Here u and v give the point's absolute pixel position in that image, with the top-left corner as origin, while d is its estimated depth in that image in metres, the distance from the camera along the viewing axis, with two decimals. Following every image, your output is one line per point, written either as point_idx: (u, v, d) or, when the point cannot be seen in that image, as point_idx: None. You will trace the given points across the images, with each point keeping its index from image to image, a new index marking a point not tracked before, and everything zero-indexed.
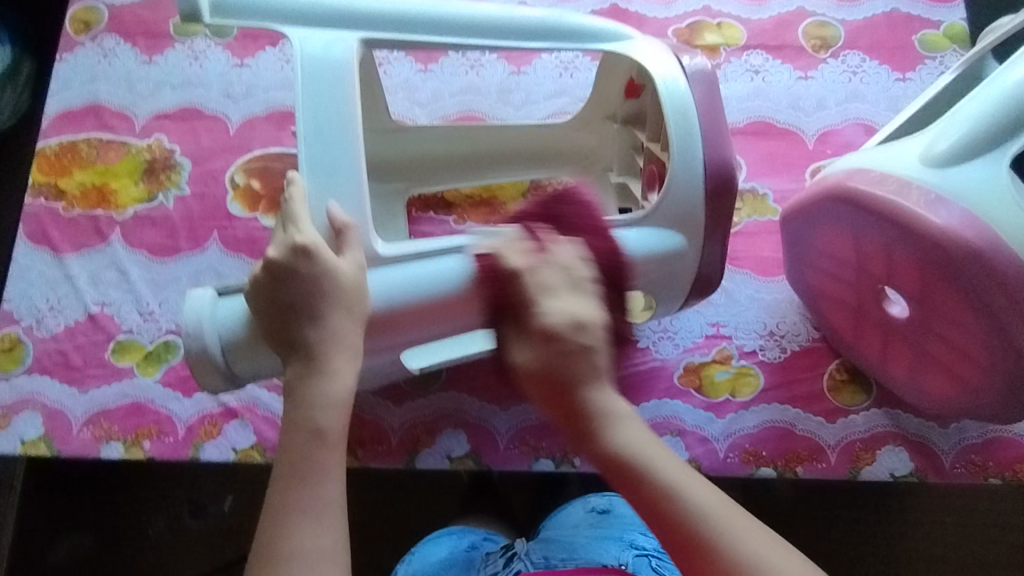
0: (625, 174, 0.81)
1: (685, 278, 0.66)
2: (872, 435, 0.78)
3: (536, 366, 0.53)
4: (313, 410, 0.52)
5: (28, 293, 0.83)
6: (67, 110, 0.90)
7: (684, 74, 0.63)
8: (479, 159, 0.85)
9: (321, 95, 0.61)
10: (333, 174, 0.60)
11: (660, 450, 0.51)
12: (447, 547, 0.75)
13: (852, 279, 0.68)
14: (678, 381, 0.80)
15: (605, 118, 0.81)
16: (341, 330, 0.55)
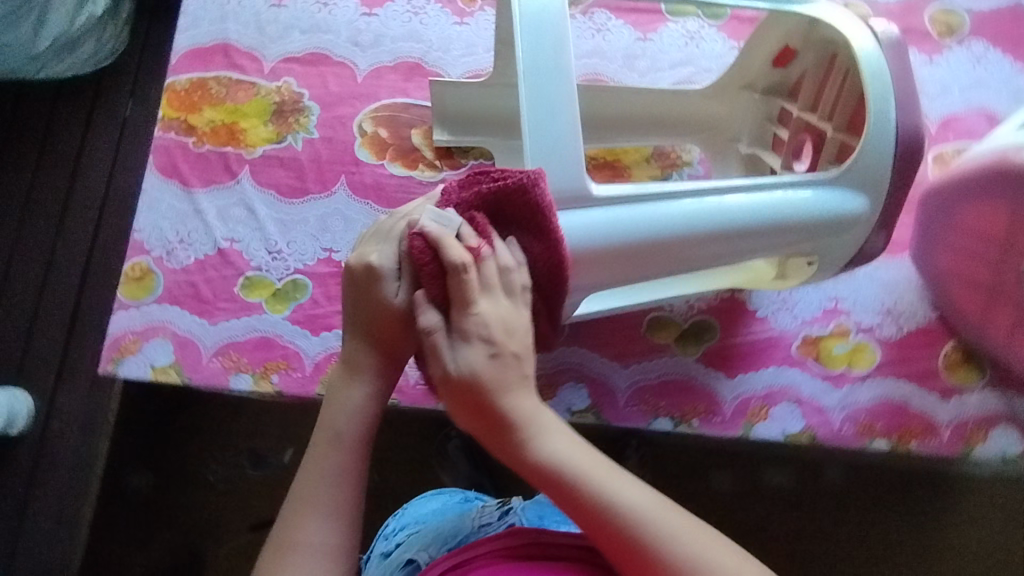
0: (755, 145, 0.83)
1: (848, 248, 0.68)
2: (986, 415, 0.79)
3: (455, 376, 0.53)
4: (338, 417, 0.56)
5: (159, 224, 0.84)
6: (196, 47, 0.90)
7: (880, 45, 0.66)
8: (611, 122, 0.84)
9: (536, 39, 0.60)
10: (549, 115, 0.59)
11: (595, 460, 0.52)
12: (441, 501, 0.78)
13: (995, 258, 0.73)
14: (796, 351, 0.81)
15: (742, 87, 0.82)
16: (353, 341, 0.58)
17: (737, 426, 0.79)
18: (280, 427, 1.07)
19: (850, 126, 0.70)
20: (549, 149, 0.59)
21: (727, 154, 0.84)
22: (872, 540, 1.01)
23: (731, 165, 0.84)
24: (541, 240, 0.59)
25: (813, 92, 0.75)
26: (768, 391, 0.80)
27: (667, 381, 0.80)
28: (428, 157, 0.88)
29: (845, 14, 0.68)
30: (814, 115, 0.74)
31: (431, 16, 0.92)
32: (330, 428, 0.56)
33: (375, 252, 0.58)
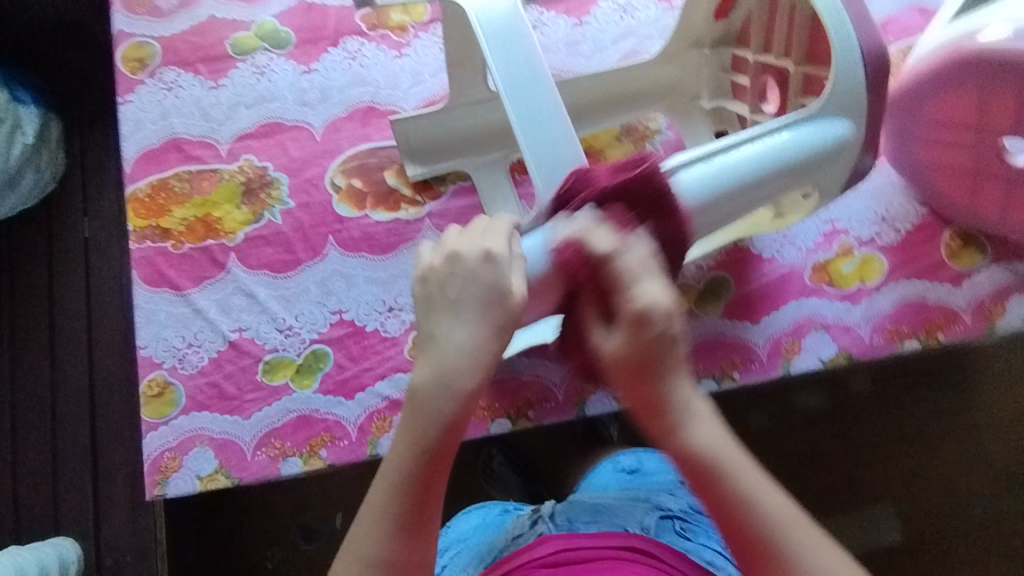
0: (717, 98, 0.83)
1: (844, 171, 0.70)
2: (999, 289, 0.82)
3: (625, 351, 0.54)
4: (428, 401, 0.50)
5: (163, 335, 0.83)
6: (146, 150, 0.89)
7: None
8: (574, 110, 0.85)
9: (509, 51, 0.63)
10: (538, 118, 0.62)
11: (739, 455, 0.51)
12: (478, 516, 0.79)
13: (973, 141, 0.73)
14: (810, 280, 0.83)
15: (690, 46, 0.82)
16: (464, 335, 0.52)
17: (775, 367, 0.81)
18: (324, 494, 1.05)
19: (809, 57, 0.73)
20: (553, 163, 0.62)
21: (691, 113, 0.86)
22: (910, 437, 1.04)
23: (697, 122, 0.86)
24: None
25: (763, 32, 0.76)
26: (795, 325, 0.82)
27: (700, 343, 0.82)
28: (408, 194, 0.87)
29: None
30: (770, 55, 0.76)
31: (370, 56, 0.92)
32: (416, 434, 0.50)
33: (486, 243, 0.55)
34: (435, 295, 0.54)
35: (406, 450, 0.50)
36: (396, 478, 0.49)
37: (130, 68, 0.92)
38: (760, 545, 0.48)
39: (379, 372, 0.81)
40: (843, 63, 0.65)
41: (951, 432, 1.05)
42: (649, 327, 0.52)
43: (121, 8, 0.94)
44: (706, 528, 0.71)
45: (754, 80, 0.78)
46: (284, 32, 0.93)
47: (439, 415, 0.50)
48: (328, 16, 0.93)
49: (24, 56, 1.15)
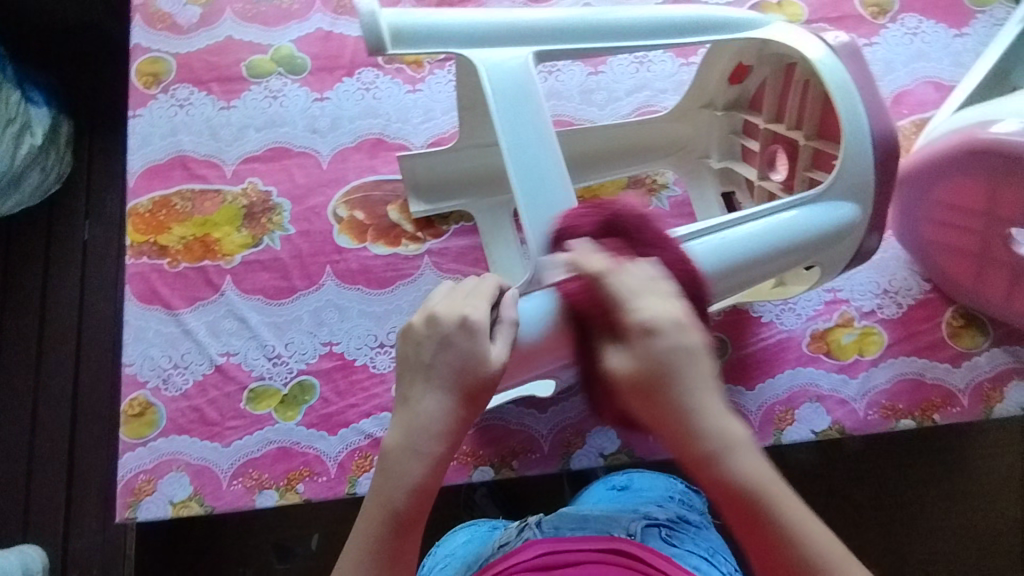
0: (726, 159, 0.84)
1: (849, 246, 0.69)
2: (998, 373, 0.81)
3: (632, 373, 0.52)
4: (395, 473, 0.52)
5: (149, 353, 0.82)
6: (152, 165, 0.89)
7: (834, 51, 0.67)
8: (585, 159, 0.85)
9: (513, 111, 0.62)
10: (540, 180, 0.61)
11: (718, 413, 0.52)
12: (465, 534, 0.79)
13: (979, 225, 0.72)
14: (807, 349, 0.82)
15: (702, 105, 0.84)
16: (435, 404, 0.53)
17: (768, 435, 0.80)
18: (299, 516, 1.02)
19: (820, 132, 0.73)
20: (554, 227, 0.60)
21: (700, 171, 0.86)
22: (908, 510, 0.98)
23: (705, 183, 0.86)
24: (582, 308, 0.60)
25: (775, 102, 0.76)
26: (789, 393, 0.81)
27: None
28: (409, 230, 0.87)
29: (794, 29, 0.69)
30: (781, 125, 0.76)
31: (383, 89, 0.92)
32: (387, 498, 0.52)
33: (465, 308, 0.55)
34: (414, 360, 0.54)
35: (377, 509, 0.51)
36: (365, 541, 0.51)
37: (144, 82, 0.92)
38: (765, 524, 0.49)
39: (364, 409, 0.80)
40: (850, 141, 0.65)
41: (953, 507, 0.97)
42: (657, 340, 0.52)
43: (142, 23, 0.94)
44: (692, 536, 0.70)
45: (764, 147, 0.78)
46: (300, 58, 0.93)
47: (410, 482, 0.52)
48: (345, 46, 0.94)
49: (41, 56, 1.15)
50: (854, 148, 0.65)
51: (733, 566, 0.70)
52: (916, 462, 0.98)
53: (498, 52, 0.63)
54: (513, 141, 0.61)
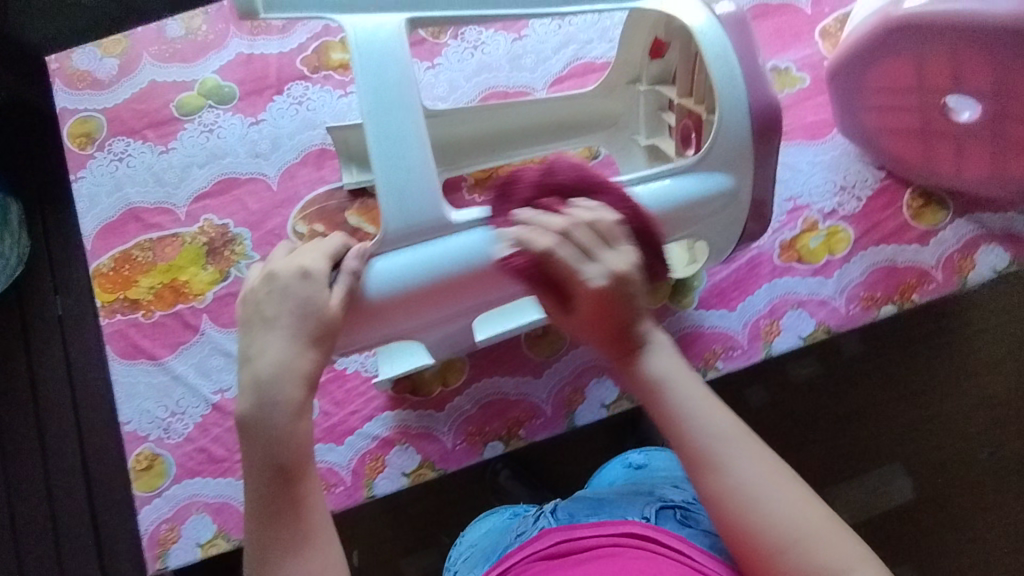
0: (654, 135, 0.83)
1: (741, 216, 0.69)
2: (965, 243, 0.83)
3: (603, 290, 0.52)
4: (264, 425, 0.49)
5: (145, 407, 0.82)
6: (105, 224, 0.88)
7: (716, 21, 0.64)
8: (509, 136, 0.85)
9: (379, 74, 0.57)
10: (398, 148, 0.57)
11: (691, 380, 0.52)
12: (492, 520, 0.78)
13: (915, 101, 0.72)
14: (779, 260, 0.83)
15: (629, 82, 0.83)
16: (278, 346, 0.51)
17: (757, 351, 0.81)
18: None
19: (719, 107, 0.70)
20: (400, 182, 0.58)
21: (630, 147, 0.86)
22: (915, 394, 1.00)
23: (633, 155, 0.86)
24: (431, 270, 0.59)
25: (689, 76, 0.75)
26: (771, 306, 0.82)
27: (681, 339, 0.82)
28: (371, 231, 0.86)
29: None
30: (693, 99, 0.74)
31: (316, 99, 0.92)
32: (264, 459, 0.48)
33: (302, 260, 0.55)
34: (253, 314, 0.53)
35: (259, 471, 0.48)
36: (264, 503, 0.48)
37: (79, 144, 0.91)
38: (693, 456, 0.49)
39: (365, 413, 0.80)
40: (723, 88, 0.63)
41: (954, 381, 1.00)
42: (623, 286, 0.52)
43: (63, 86, 0.93)
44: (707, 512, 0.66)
45: (678, 120, 0.77)
46: (226, 87, 0.92)
47: (278, 434, 0.48)
48: (268, 65, 0.93)
49: None
50: (727, 104, 0.63)
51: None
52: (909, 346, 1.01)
53: (368, 17, 0.58)
54: (371, 98, 0.58)
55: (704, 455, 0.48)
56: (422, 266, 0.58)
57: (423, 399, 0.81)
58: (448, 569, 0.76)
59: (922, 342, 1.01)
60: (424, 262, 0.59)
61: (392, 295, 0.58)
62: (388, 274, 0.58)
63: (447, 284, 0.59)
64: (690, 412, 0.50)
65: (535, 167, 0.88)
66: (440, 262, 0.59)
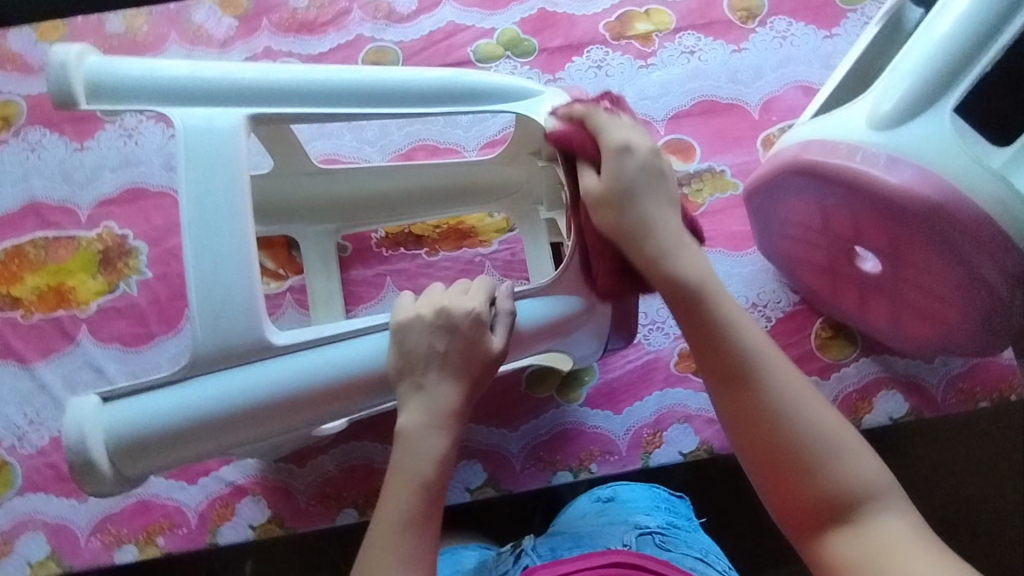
0: (553, 211, 0.77)
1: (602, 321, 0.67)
2: (867, 383, 0.80)
3: (604, 184, 0.54)
4: (431, 440, 0.52)
5: (4, 411, 0.80)
6: (4, 214, 0.86)
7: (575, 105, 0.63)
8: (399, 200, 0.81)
9: (209, 171, 0.57)
10: (214, 252, 0.56)
11: (729, 297, 0.52)
12: (457, 560, 0.71)
13: (822, 242, 0.70)
14: (675, 369, 0.81)
15: (529, 154, 0.76)
16: (449, 389, 0.53)
17: (634, 460, 0.79)
18: None
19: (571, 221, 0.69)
20: (218, 302, 0.55)
21: (532, 218, 0.80)
22: None
23: (536, 231, 0.80)
24: (196, 406, 0.55)
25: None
26: (656, 416, 0.80)
27: (559, 434, 0.79)
28: (270, 267, 0.84)
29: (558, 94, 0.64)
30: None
31: None
32: (413, 473, 0.51)
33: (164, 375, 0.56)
34: (408, 351, 0.55)
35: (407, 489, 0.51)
36: (399, 511, 0.50)
37: None
38: (799, 463, 0.47)
39: (224, 456, 0.78)
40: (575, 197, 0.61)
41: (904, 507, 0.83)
42: (631, 156, 0.54)
43: None
44: (685, 540, 0.67)
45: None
46: None
47: (428, 455, 0.52)
48: None
49: None
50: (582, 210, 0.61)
51: (728, 565, 0.66)
52: None
53: (209, 107, 0.58)
54: (194, 208, 0.56)
55: (775, 408, 0.48)
56: (172, 409, 0.55)
57: (285, 452, 0.78)
58: None
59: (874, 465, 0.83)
60: (228, 388, 0.55)
61: (134, 435, 0.55)
62: (120, 418, 0.55)
63: (220, 421, 0.55)
64: (776, 399, 0.48)
65: (447, 231, 0.86)
66: (212, 398, 0.55)
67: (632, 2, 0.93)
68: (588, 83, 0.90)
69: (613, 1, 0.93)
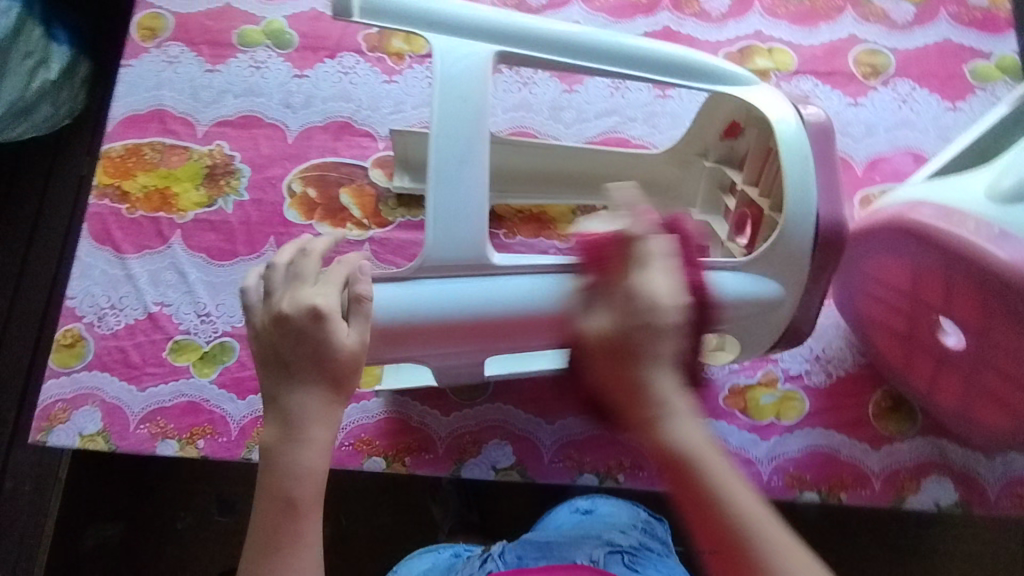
0: (708, 213, 0.81)
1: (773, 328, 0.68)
2: (918, 463, 0.77)
3: (610, 332, 0.56)
4: (286, 478, 0.54)
5: (91, 290, 0.86)
6: (132, 114, 0.93)
7: (801, 120, 0.65)
8: (563, 178, 0.85)
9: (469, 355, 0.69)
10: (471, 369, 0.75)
11: (718, 457, 0.53)
12: (430, 559, 0.83)
13: (907, 308, 0.68)
14: (723, 402, 0.80)
15: (698, 154, 0.82)
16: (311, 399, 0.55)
17: (663, 480, 0.78)
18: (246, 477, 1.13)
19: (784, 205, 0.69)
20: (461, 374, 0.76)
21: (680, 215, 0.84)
22: None
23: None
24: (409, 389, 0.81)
25: (757, 167, 0.73)
26: None
27: (592, 436, 0.80)
28: (355, 216, 0.88)
29: (773, 94, 0.68)
30: (756, 190, 0.72)
31: (361, 76, 0.94)
32: (284, 486, 0.53)
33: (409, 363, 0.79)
34: (270, 361, 0.56)
35: (271, 503, 0.53)
36: (273, 512, 0.53)
37: (141, 36, 0.96)
38: None
39: None
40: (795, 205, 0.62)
41: None
42: (642, 313, 0.55)
43: None
44: (653, 563, 0.73)
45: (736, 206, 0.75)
46: (288, 34, 0.96)
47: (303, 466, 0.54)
48: (333, 28, 0.96)
49: None
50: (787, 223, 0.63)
51: None
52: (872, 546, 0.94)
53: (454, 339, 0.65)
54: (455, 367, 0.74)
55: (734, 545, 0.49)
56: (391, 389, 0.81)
57: None
58: None
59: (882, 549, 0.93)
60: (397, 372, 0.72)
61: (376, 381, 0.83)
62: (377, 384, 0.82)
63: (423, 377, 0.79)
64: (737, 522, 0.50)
65: (527, 218, 0.87)
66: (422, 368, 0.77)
67: (756, 38, 0.94)
68: (696, 106, 0.91)
69: (738, 33, 0.94)
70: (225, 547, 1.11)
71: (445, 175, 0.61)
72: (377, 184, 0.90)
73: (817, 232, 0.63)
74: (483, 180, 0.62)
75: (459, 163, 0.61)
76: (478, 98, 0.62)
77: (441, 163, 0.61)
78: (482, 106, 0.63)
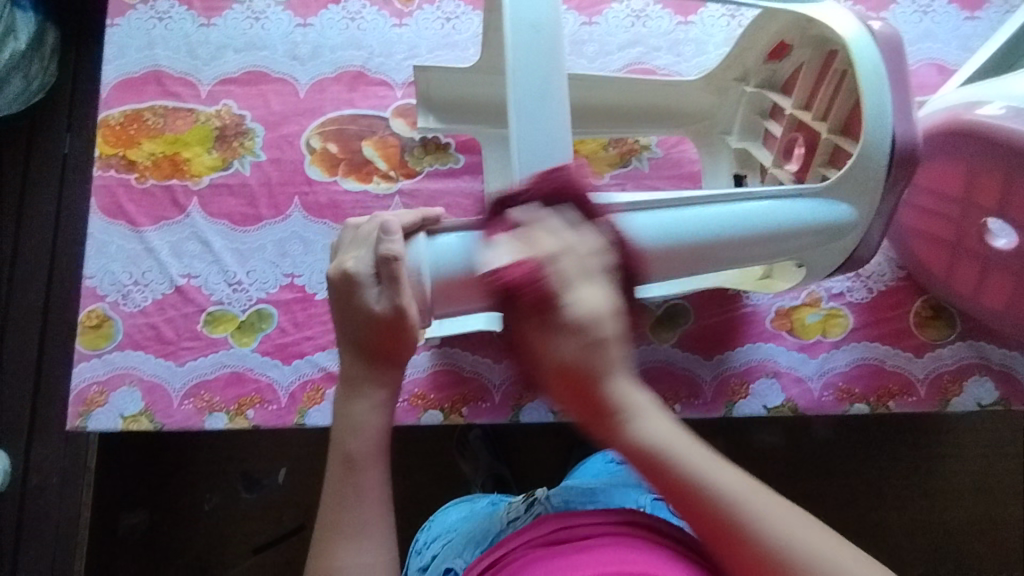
0: (745, 139, 0.82)
1: (844, 250, 0.69)
2: (960, 366, 0.80)
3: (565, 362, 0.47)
4: (348, 435, 0.55)
5: (110, 268, 0.81)
6: (126, 78, 0.87)
7: (872, 38, 0.65)
8: (597, 113, 0.83)
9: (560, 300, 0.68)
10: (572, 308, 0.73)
11: (684, 440, 0.49)
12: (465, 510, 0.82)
13: (956, 214, 0.72)
14: (769, 325, 0.81)
15: (735, 80, 0.81)
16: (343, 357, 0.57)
17: (718, 407, 0.80)
18: (274, 450, 1.12)
19: (845, 129, 0.69)
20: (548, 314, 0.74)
21: (717, 146, 0.84)
22: (869, 491, 1.00)
23: (720, 159, 0.83)
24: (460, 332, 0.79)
25: (809, 86, 0.73)
26: (745, 369, 0.80)
27: (648, 370, 0.81)
28: (382, 168, 0.85)
29: (839, 10, 0.68)
30: (809, 113, 0.73)
31: (369, 20, 0.89)
32: (344, 444, 0.55)
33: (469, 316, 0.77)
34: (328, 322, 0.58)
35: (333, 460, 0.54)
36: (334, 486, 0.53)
37: None
38: None
39: (320, 342, 0.80)
40: (872, 120, 0.63)
41: (909, 489, 1.00)
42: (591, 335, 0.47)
43: None
44: None
45: (785, 132, 0.76)
46: None
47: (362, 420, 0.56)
48: None
49: None
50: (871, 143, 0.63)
51: None
52: (883, 453, 1.01)
53: None
54: None
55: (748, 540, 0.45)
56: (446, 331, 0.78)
57: None
58: (415, 553, 0.81)
59: (896, 453, 1.00)
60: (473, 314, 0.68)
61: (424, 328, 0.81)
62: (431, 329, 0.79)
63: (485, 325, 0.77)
64: (729, 507, 0.46)
65: None
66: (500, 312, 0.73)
67: None
68: (720, 30, 0.89)
69: None
70: (260, 522, 1.11)
71: (524, 112, 0.59)
72: (401, 135, 0.87)
73: (893, 145, 0.63)
74: (565, 117, 0.60)
75: (538, 101, 0.59)
76: (551, 29, 0.60)
77: (519, 98, 0.59)
78: (557, 37, 0.61)
